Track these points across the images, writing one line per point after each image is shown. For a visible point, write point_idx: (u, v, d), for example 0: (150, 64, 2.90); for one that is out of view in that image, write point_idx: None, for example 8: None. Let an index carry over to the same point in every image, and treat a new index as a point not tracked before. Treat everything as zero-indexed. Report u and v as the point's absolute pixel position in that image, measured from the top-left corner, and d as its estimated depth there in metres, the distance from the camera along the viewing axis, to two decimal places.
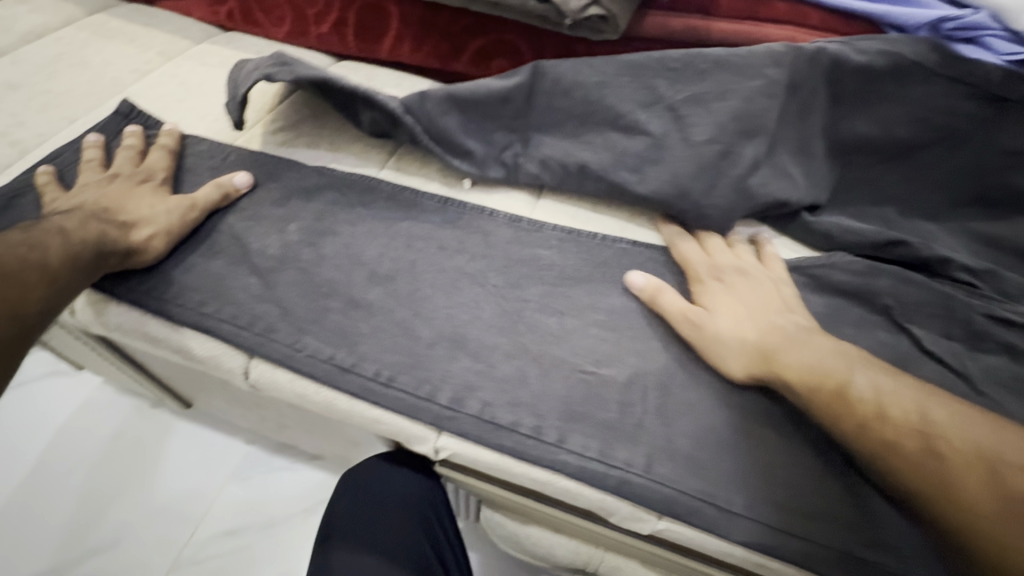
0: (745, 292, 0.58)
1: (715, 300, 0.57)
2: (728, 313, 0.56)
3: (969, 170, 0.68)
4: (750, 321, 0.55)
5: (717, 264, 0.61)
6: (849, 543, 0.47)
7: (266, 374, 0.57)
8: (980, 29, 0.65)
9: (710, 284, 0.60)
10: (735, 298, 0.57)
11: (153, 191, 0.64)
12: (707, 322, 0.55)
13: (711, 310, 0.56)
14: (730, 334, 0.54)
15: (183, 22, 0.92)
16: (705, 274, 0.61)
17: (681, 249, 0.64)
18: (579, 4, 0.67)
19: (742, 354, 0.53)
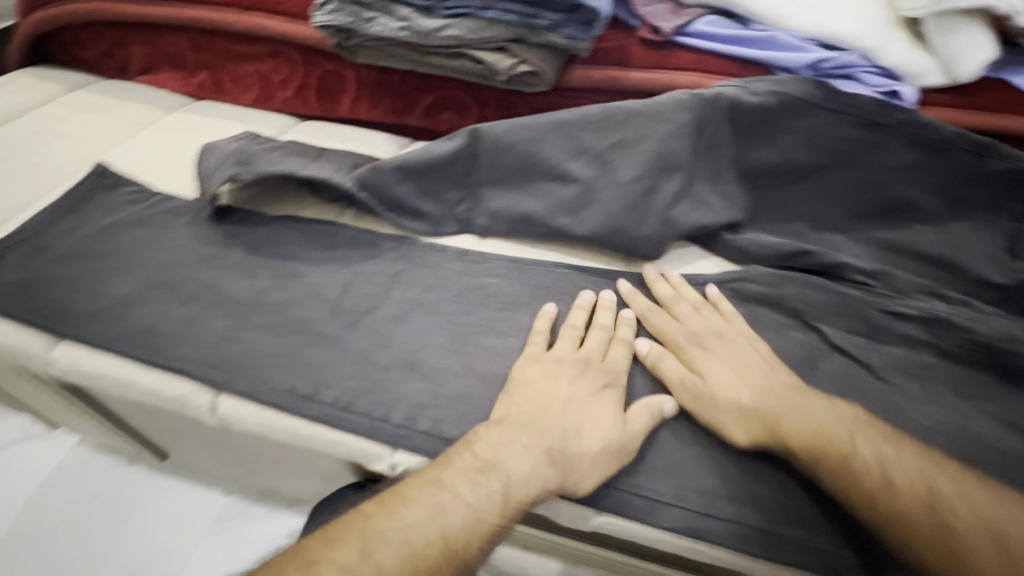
0: (729, 354, 0.60)
1: (705, 366, 0.59)
2: (718, 378, 0.57)
3: (864, 187, 0.77)
4: (741, 384, 0.56)
5: (693, 327, 0.63)
6: (763, 520, 0.52)
7: (232, 408, 0.61)
8: (852, 67, 0.78)
9: (695, 351, 0.61)
10: (722, 362, 0.59)
11: (590, 400, 0.56)
12: (705, 391, 0.57)
13: (705, 379, 0.58)
14: (728, 400, 0.56)
15: (157, 94, 1.00)
16: (685, 340, 0.62)
17: (652, 321, 0.64)
18: (510, 64, 0.77)
19: (744, 418, 0.54)
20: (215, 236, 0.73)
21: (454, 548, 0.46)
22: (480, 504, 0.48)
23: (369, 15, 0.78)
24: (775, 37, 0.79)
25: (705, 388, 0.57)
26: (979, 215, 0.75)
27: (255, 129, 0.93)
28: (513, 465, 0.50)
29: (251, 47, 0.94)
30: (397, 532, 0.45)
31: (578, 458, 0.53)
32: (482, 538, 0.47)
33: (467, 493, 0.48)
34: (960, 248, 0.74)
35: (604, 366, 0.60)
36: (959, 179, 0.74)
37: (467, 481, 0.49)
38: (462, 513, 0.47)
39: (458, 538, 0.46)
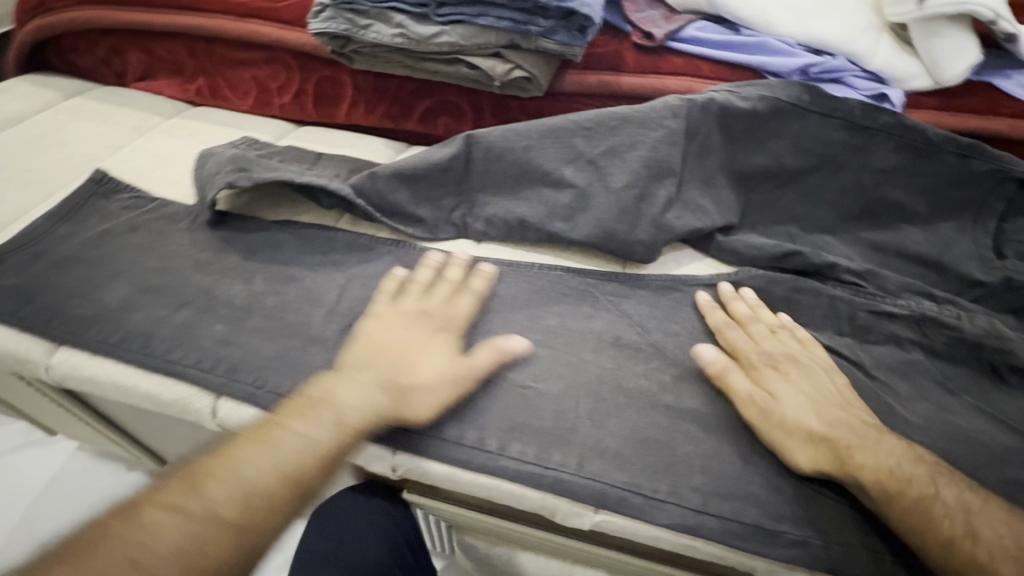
0: (800, 383, 0.59)
1: (775, 389, 0.59)
2: (791, 401, 0.57)
3: (852, 188, 0.79)
4: (813, 411, 0.56)
5: (767, 350, 0.63)
6: (757, 517, 0.53)
7: (231, 412, 0.61)
8: (841, 71, 0.79)
9: (768, 372, 0.61)
10: (794, 388, 0.59)
11: (444, 345, 0.61)
12: (773, 413, 0.56)
13: (775, 401, 0.57)
14: (797, 426, 0.55)
15: (154, 100, 1.01)
16: (761, 362, 0.62)
17: (729, 337, 0.65)
18: (505, 70, 0.78)
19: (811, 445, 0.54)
20: (212, 241, 0.74)
21: (302, 480, 0.51)
22: (314, 438, 0.52)
23: (364, 22, 0.78)
24: (765, 42, 0.80)
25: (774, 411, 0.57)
26: (964, 215, 0.77)
27: (252, 134, 0.94)
28: (349, 399, 0.55)
29: (248, 54, 0.95)
30: (232, 477, 0.49)
31: (416, 390, 0.57)
32: (331, 466, 0.52)
33: (301, 430, 0.53)
34: (946, 247, 0.76)
35: (442, 314, 0.64)
36: (943, 180, 0.76)
37: (299, 418, 0.54)
38: (298, 447, 0.51)
39: (314, 469, 0.51)
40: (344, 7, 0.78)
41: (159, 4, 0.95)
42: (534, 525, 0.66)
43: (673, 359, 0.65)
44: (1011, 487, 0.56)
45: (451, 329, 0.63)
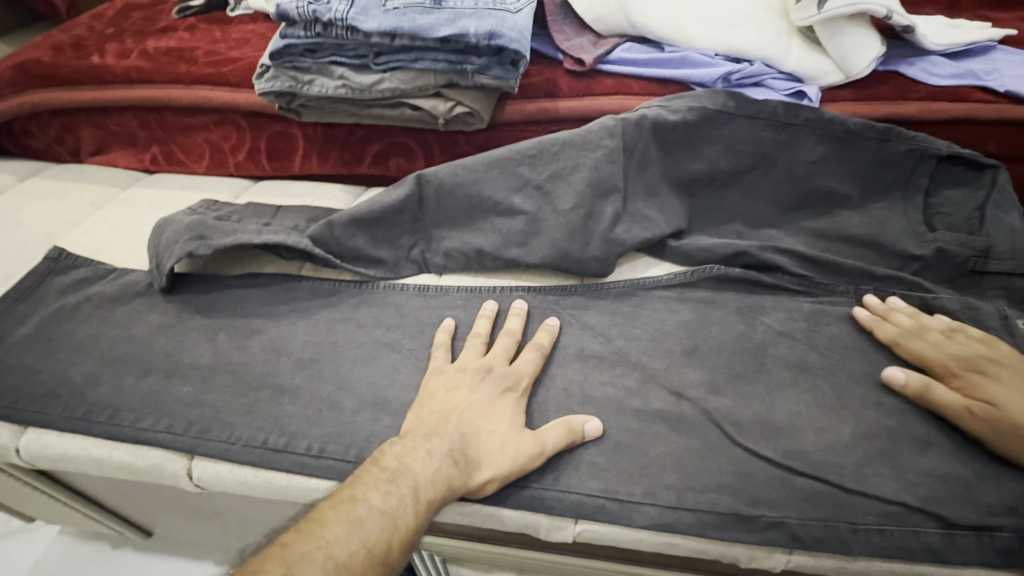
0: (558, 434, 0.57)
1: (474, 417, 0.58)
2: (422, 447, 0.54)
3: (788, 182, 0.83)
4: (513, 461, 0.55)
5: (519, 373, 0.63)
6: (731, 504, 0.54)
7: (207, 471, 0.61)
8: (760, 75, 0.84)
9: (508, 397, 0.61)
10: (513, 421, 0.59)
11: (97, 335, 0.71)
12: (407, 475, 0.51)
13: (474, 438, 0.56)
14: (429, 483, 0.51)
15: (110, 172, 1.03)
16: (490, 386, 0.61)
17: (911, 348, 0.65)
18: (446, 107, 0.82)
19: (425, 505, 0.51)
20: (173, 302, 0.75)
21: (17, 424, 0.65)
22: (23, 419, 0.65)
23: (307, 77, 0.81)
24: (687, 56, 0.86)
25: (475, 456, 0.56)
26: (892, 194, 0.82)
27: (212, 194, 0.96)
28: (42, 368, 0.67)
29: (199, 118, 0.98)
30: None
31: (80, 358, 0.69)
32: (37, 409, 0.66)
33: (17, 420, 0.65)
34: (881, 227, 0.81)
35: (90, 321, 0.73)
36: (868, 164, 0.82)
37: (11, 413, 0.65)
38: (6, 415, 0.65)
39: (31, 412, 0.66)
40: (286, 65, 0.81)
41: (107, 81, 0.98)
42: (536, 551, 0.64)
43: (637, 362, 0.67)
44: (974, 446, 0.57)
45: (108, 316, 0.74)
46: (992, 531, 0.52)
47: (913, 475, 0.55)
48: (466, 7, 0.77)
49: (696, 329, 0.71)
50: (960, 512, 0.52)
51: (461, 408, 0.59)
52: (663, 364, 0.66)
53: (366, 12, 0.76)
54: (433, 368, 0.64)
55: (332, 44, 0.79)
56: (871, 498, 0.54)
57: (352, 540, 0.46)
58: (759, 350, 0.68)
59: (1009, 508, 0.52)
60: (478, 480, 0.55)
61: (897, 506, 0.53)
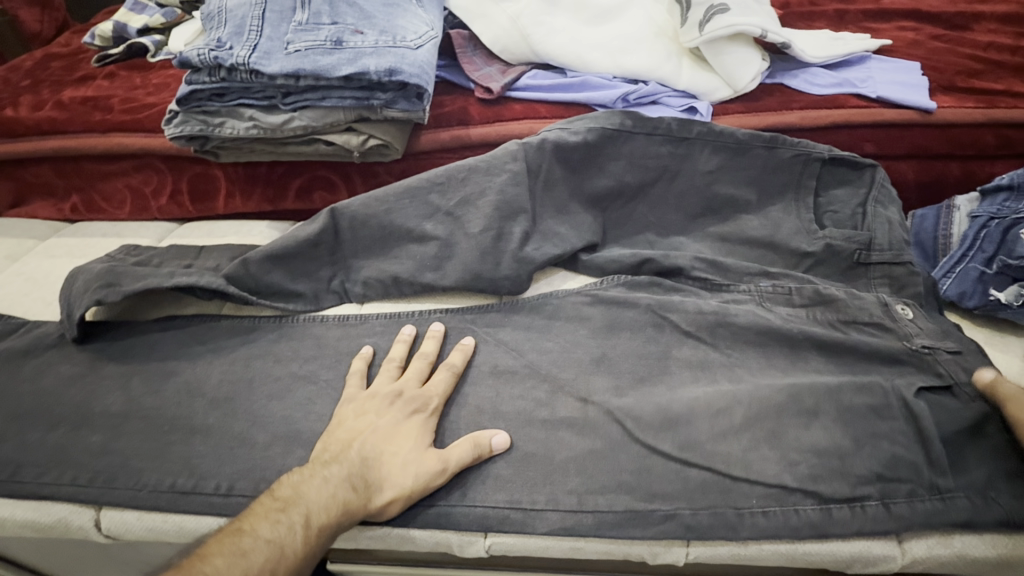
0: (463, 451, 0.59)
1: (379, 441, 0.60)
2: (319, 475, 0.56)
3: (690, 192, 0.87)
4: (415, 479, 0.58)
5: (429, 395, 0.65)
6: (627, 502, 0.58)
7: (115, 520, 0.61)
8: (656, 94, 0.90)
9: (415, 419, 0.63)
10: (418, 441, 0.60)
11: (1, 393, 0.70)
12: (298, 503, 0.54)
13: (375, 461, 0.58)
14: (320, 511, 0.54)
15: (28, 224, 1.01)
16: (398, 410, 0.63)
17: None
18: (359, 141, 0.85)
19: (316, 531, 0.53)
20: (85, 352, 0.74)
21: None
22: None
23: (217, 120, 0.83)
24: (586, 80, 0.91)
25: (377, 478, 0.58)
26: (787, 196, 0.87)
27: (133, 240, 0.96)
28: None
29: (117, 165, 0.98)
30: None
31: None
32: None
33: None
34: (778, 227, 0.85)
35: None
36: (762, 171, 0.86)
37: None
38: None
39: None
40: (195, 109, 0.83)
41: (20, 133, 0.97)
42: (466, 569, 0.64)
43: (548, 373, 0.69)
44: (853, 412, 0.61)
45: (13, 372, 0.72)
46: (862, 501, 0.57)
47: (795, 454, 0.59)
48: (366, 46, 0.80)
49: (606, 337, 0.74)
50: (834, 485, 0.57)
51: (366, 432, 0.61)
52: (572, 374, 0.69)
53: (269, 55, 0.79)
54: (347, 396, 0.66)
55: (237, 87, 0.82)
56: (755, 483, 0.58)
57: (232, 571, 0.49)
58: (662, 354, 0.71)
59: (877, 474, 0.58)
60: (380, 501, 0.57)
61: (778, 488, 0.57)
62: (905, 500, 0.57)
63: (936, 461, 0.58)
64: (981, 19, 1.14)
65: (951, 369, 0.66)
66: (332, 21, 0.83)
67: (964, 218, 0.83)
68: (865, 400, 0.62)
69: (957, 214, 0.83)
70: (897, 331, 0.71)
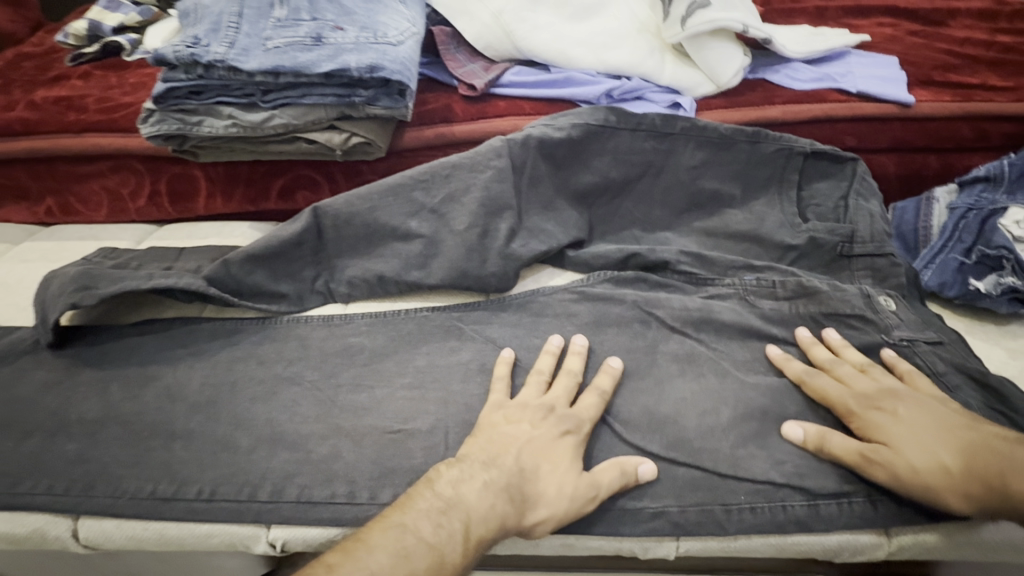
0: (610, 476, 0.56)
1: (535, 454, 0.57)
2: (479, 478, 0.54)
3: (675, 187, 0.87)
4: (570, 503, 0.54)
5: (580, 417, 0.61)
6: (617, 498, 0.57)
7: (94, 529, 0.59)
8: (640, 90, 0.90)
9: (568, 440, 0.59)
10: (572, 461, 0.57)
11: None
12: (460, 505, 0.51)
13: (533, 474, 0.55)
14: (482, 521, 0.51)
15: (0, 228, 0.98)
16: (553, 424, 0.59)
17: (817, 386, 0.63)
18: (342, 139, 0.83)
19: (474, 543, 0.50)
20: (62, 358, 0.72)
21: None
22: None
23: (195, 119, 0.82)
24: (570, 77, 0.91)
25: (533, 493, 0.55)
26: (771, 191, 0.87)
27: (111, 243, 0.94)
28: None
29: (92, 166, 0.96)
30: None
31: None
32: None
33: None
34: (762, 222, 0.85)
35: None
36: (745, 166, 0.87)
37: None
38: None
39: None
40: (171, 108, 0.81)
41: None
42: None
43: None
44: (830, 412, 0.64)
45: None
46: (849, 496, 0.57)
47: (781, 448, 0.59)
48: (347, 42, 0.79)
49: (593, 332, 0.73)
50: (820, 480, 0.58)
51: (520, 441, 0.57)
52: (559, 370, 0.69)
53: (247, 52, 0.78)
54: (492, 402, 0.63)
55: (215, 85, 0.80)
56: (743, 479, 0.58)
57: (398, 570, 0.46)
58: (650, 349, 0.71)
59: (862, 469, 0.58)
60: (532, 518, 0.54)
61: (766, 483, 0.58)
62: (892, 502, 0.56)
63: None
64: (956, 15, 1.16)
65: (926, 360, 0.67)
66: (312, 18, 0.82)
67: (943, 210, 0.84)
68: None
69: (936, 206, 0.84)
70: (878, 323, 0.71)
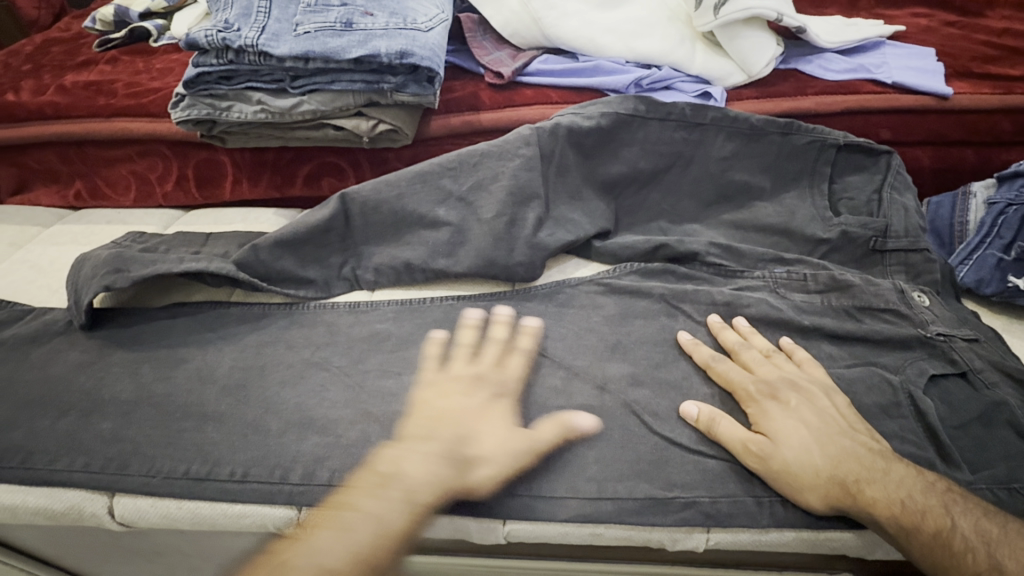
0: (551, 432, 0.59)
1: (471, 420, 0.57)
2: (417, 451, 0.54)
3: (704, 179, 0.86)
4: (510, 459, 0.56)
5: (507, 377, 0.63)
6: (646, 489, 0.57)
7: (129, 506, 0.60)
8: (669, 79, 0.89)
9: (500, 401, 0.60)
10: (506, 420, 0.59)
11: (10, 381, 0.69)
12: (399, 479, 0.52)
13: (472, 438, 0.56)
14: (425, 486, 0.51)
15: (32, 211, 1.00)
16: (483, 391, 0.60)
17: (720, 372, 0.64)
18: (369, 126, 0.83)
19: (421, 508, 0.51)
20: (94, 339, 0.73)
21: None
22: None
23: (224, 104, 0.82)
24: (599, 65, 0.90)
25: (475, 456, 0.55)
26: (801, 183, 0.86)
27: (140, 227, 0.95)
28: None
29: (122, 151, 0.97)
30: None
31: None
32: None
33: None
34: (792, 215, 0.84)
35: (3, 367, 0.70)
36: (776, 158, 0.85)
37: None
38: None
39: None
40: (201, 92, 0.82)
41: (21, 118, 0.95)
42: (482, 557, 0.64)
43: (563, 361, 0.69)
44: (865, 412, 0.62)
45: (22, 361, 0.71)
46: None
47: None
48: (377, 28, 0.79)
49: (620, 324, 0.73)
50: None
51: (454, 411, 0.58)
52: (587, 360, 0.69)
53: (277, 37, 0.77)
54: (424, 377, 0.63)
55: (245, 70, 0.80)
56: None
57: (342, 548, 0.46)
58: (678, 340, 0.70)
59: None
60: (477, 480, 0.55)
61: None
62: None
63: (949, 455, 0.59)
64: (996, 6, 1.13)
65: (964, 356, 0.66)
66: (342, 3, 0.82)
67: (981, 205, 0.82)
68: (875, 399, 0.63)
69: (973, 202, 0.83)
70: (913, 319, 0.70)
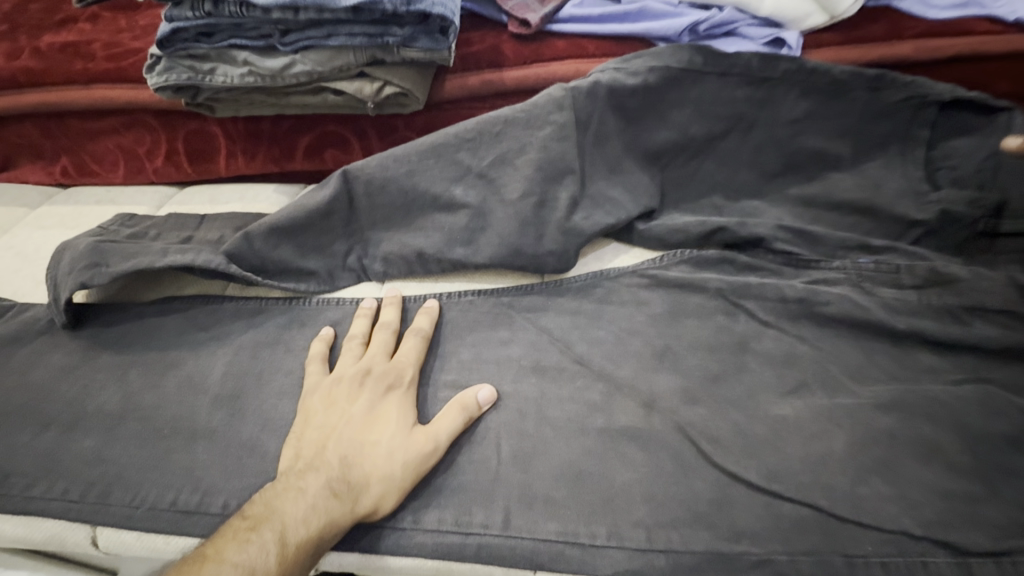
0: (453, 419, 0.53)
1: (356, 434, 0.51)
2: (295, 487, 0.48)
3: (772, 146, 0.72)
4: (402, 470, 0.50)
5: (401, 367, 0.57)
6: (707, 540, 0.47)
7: (113, 539, 0.53)
8: (732, 22, 0.73)
9: (392, 396, 0.55)
10: (400, 421, 0.53)
11: None
12: (272, 518, 0.46)
13: (357, 457, 0.50)
14: (300, 522, 0.46)
15: (19, 189, 0.92)
16: (370, 390, 0.55)
17: None
18: (373, 89, 0.71)
19: (294, 550, 0.45)
20: (78, 340, 0.66)
21: None
22: None
23: (207, 66, 0.71)
24: (646, 7, 0.75)
25: (360, 478, 0.49)
26: (891, 149, 0.71)
27: (130, 208, 0.86)
28: None
29: (106, 122, 0.88)
30: None
31: None
32: None
33: None
34: (878, 188, 0.69)
35: None
36: (861, 118, 0.70)
37: None
38: None
39: None
40: (180, 52, 0.70)
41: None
42: None
43: (602, 372, 0.58)
44: (989, 443, 0.50)
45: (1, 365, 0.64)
46: (1010, 556, 0.45)
47: (915, 492, 0.48)
48: None
49: (669, 325, 0.62)
50: (968, 535, 0.46)
51: (340, 427, 0.52)
52: (630, 369, 0.58)
53: None
54: (310, 384, 0.57)
55: (227, 24, 0.68)
56: (868, 527, 0.47)
57: None
58: (739, 346, 0.59)
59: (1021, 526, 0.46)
60: (368, 503, 0.48)
61: (896, 534, 0.47)
62: None
63: None
64: None
65: None
66: None
67: None
68: (1002, 427, 0.51)
69: None
70: None
